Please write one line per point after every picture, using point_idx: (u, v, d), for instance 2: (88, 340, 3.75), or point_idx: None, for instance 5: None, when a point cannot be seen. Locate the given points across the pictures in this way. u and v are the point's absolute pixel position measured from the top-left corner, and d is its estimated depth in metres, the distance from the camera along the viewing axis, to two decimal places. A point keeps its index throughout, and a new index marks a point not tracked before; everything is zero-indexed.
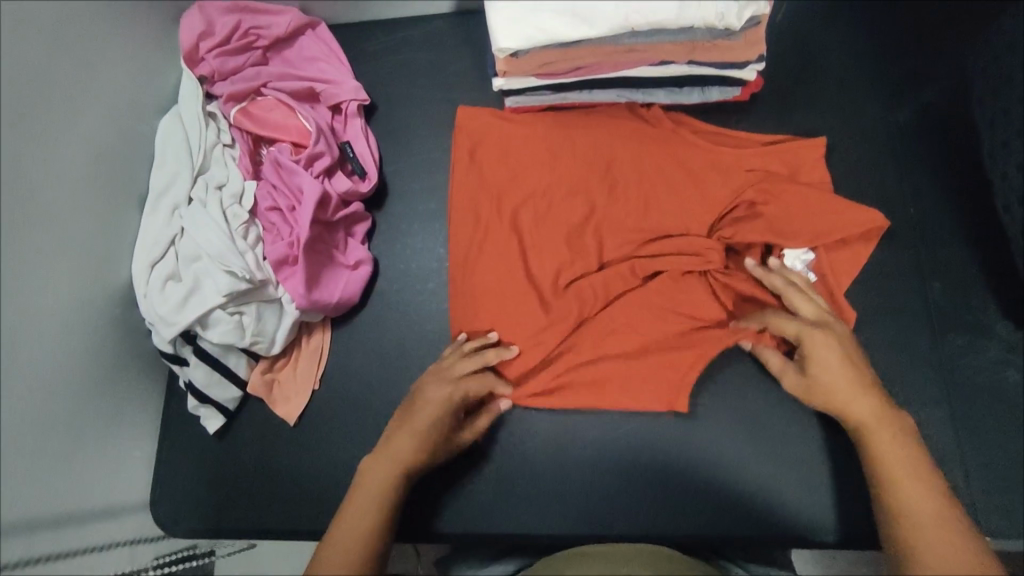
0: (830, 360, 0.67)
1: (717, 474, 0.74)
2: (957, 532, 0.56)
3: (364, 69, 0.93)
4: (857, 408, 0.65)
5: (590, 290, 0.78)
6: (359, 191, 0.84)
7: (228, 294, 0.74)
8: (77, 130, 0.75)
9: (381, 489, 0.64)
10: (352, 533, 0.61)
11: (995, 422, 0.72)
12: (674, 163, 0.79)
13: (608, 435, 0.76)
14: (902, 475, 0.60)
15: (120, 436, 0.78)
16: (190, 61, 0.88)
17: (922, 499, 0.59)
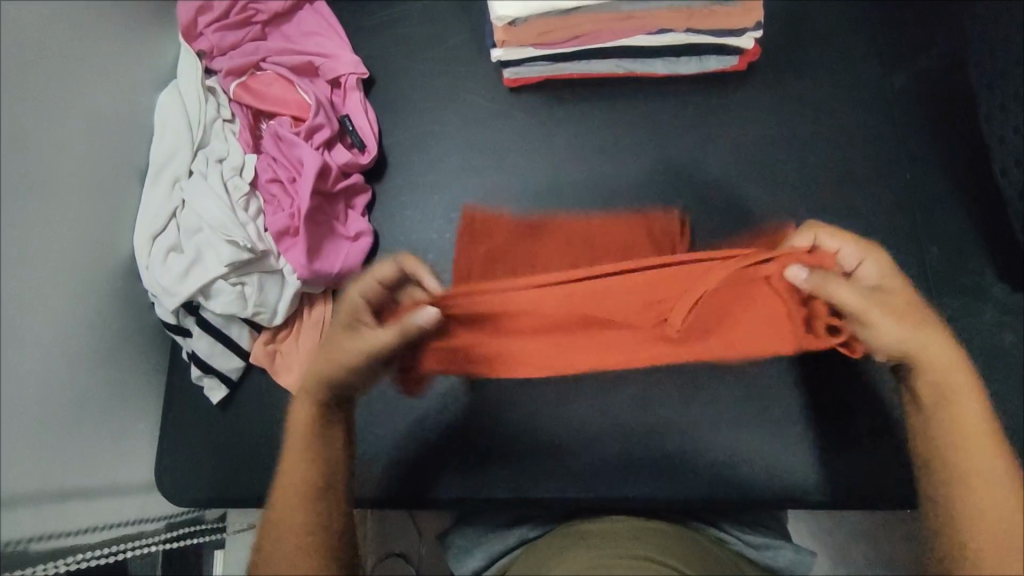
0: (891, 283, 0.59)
1: (718, 438, 0.74)
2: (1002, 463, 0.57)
3: (363, 43, 0.93)
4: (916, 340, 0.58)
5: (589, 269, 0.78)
6: (359, 163, 0.84)
7: (230, 264, 0.75)
8: (76, 102, 0.75)
9: (306, 432, 0.63)
10: (293, 489, 0.61)
11: (991, 382, 0.72)
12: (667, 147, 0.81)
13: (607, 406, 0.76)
14: (955, 406, 0.58)
15: (124, 407, 0.78)
16: (188, 36, 0.89)
17: (976, 431, 0.58)
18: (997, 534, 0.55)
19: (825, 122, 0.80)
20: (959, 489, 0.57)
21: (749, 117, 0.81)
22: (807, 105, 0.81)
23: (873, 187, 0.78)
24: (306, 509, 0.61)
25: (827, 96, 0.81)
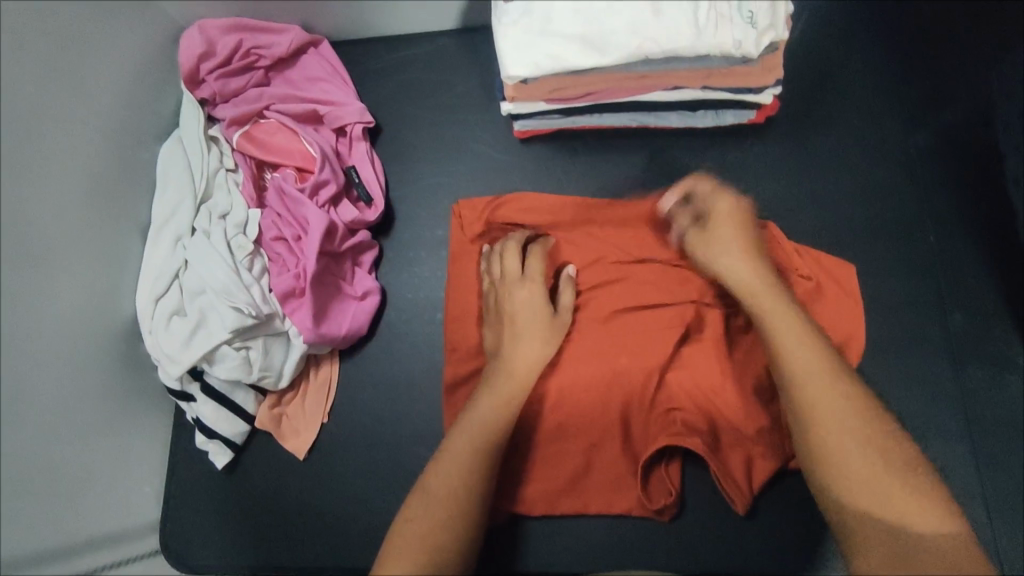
0: (726, 223, 0.71)
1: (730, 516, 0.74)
2: (840, 383, 0.59)
3: (369, 89, 0.91)
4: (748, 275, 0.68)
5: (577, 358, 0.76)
6: (365, 219, 0.82)
7: (235, 330, 0.72)
8: (76, 161, 0.72)
9: (490, 429, 0.66)
10: (441, 488, 0.61)
11: (1017, 458, 0.70)
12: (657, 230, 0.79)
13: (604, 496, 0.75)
14: (791, 343, 0.62)
15: (130, 473, 0.76)
16: (191, 82, 0.86)
17: (810, 358, 0.61)
18: (855, 448, 0.55)
19: (848, 178, 0.78)
20: (811, 415, 0.58)
21: (767, 172, 0.79)
22: (828, 159, 0.78)
23: (895, 249, 0.75)
24: (454, 515, 0.60)
25: (849, 150, 0.79)
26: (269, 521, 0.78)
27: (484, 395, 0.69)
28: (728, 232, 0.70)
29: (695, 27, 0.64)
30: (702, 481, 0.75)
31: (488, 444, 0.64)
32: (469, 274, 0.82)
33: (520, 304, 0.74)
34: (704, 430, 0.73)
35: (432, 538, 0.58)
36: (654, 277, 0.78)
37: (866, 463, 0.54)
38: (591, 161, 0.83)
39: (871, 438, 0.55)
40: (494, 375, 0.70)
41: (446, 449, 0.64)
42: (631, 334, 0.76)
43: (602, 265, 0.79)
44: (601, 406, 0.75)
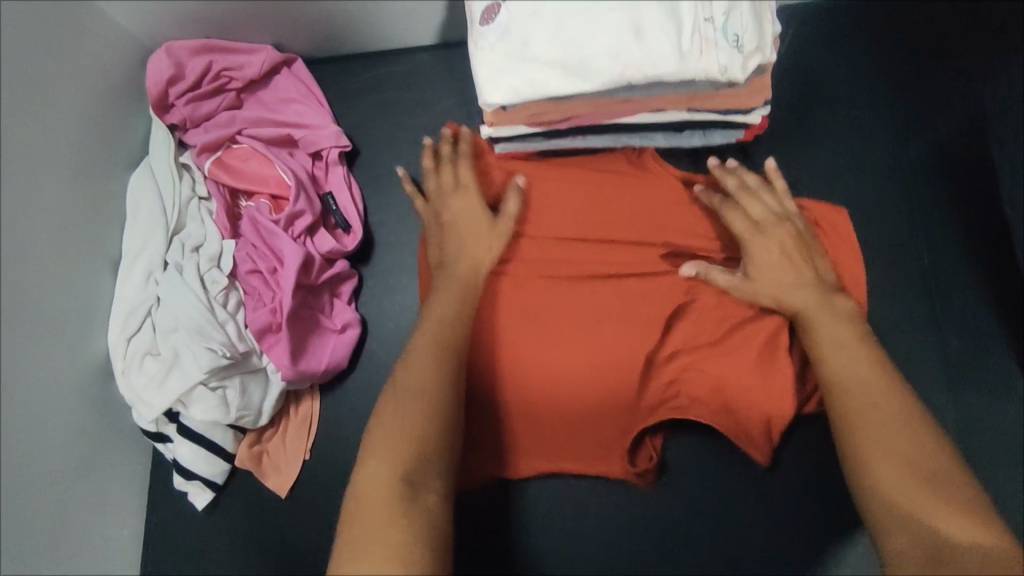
0: (772, 257, 0.69)
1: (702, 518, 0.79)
2: (895, 406, 0.60)
3: (345, 110, 0.88)
4: (804, 303, 0.68)
5: (565, 331, 0.74)
6: (343, 248, 0.79)
7: (210, 371, 0.70)
8: (40, 200, 0.69)
9: (448, 328, 0.67)
10: (417, 402, 0.60)
11: (1015, 488, 0.69)
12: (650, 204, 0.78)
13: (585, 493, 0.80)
14: (850, 374, 0.63)
15: (109, 517, 0.74)
16: (159, 107, 0.83)
17: (864, 384, 0.62)
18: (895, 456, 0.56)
19: (839, 198, 0.76)
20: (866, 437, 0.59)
21: None
22: (817, 179, 0.77)
23: (886, 271, 0.74)
24: (428, 435, 0.59)
25: (840, 169, 0.77)
26: (255, 560, 0.77)
27: (438, 296, 0.69)
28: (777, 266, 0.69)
29: (679, 53, 0.61)
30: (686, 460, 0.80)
31: (446, 352, 0.65)
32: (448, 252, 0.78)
33: (453, 202, 0.75)
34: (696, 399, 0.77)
35: (404, 446, 0.57)
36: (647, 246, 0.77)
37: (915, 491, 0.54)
38: None
39: (911, 448, 0.57)
40: (439, 278, 0.71)
41: (409, 360, 0.64)
42: (624, 309, 0.74)
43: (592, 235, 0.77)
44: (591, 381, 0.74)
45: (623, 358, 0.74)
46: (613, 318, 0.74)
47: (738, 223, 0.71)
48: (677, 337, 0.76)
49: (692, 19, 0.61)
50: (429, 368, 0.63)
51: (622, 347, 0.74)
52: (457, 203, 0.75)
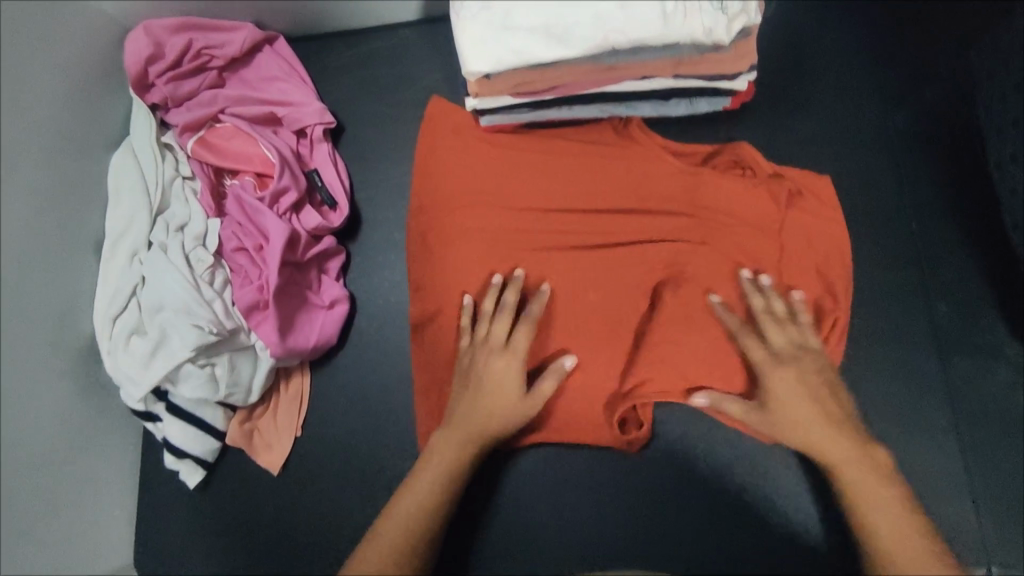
0: (796, 399, 0.66)
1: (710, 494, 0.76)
2: (913, 538, 0.56)
3: (329, 87, 0.87)
4: (810, 433, 0.65)
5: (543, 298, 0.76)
6: (330, 224, 0.79)
7: (197, 348, 0.70)
8: (20, 179, 0.68)
9: (459, 454, 0.69)
10: (409, 508, 0.65)
11: (1001, 448, 0.69)
12: (632, 172, 0.78)
13: (586, 471, 0.77)
14: (869, 502, 0.60)
15: (100, 498, 0.74)
16: (140, 87, 0.82)
17: (885, 512, 0.59)
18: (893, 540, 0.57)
19: (826, 165, 0.76)
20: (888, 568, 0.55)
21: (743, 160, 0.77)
22: (803, 146, 0.77)
23: (874, 236, 0.74)
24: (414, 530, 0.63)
25: (828, 137, 0.76)
26: (251, 537, 0.77)
27: (443, 442, 0.69)
28: (799, 400, 0.66)
29: (663, 15, 0.61)
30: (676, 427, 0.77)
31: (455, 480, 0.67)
32: (437, 227, 0.80)
33: (497, 375, 0.70)
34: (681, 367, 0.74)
35: (394, 550, 0.62)
36: (632, 216, 0.76)
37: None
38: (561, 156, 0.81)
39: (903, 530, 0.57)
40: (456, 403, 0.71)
41: (423, 463, 0.68)
42: (601, 276, 0.76)
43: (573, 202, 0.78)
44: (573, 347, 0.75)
45: (601, 322, 0.75)
46: (591, 285, 0.76)
47: (755, 352, 0.69)
48: (664, 305, 0.75)
49: None
50: (440, 474, 0.67)
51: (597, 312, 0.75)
52: (490, 376, 0.70)
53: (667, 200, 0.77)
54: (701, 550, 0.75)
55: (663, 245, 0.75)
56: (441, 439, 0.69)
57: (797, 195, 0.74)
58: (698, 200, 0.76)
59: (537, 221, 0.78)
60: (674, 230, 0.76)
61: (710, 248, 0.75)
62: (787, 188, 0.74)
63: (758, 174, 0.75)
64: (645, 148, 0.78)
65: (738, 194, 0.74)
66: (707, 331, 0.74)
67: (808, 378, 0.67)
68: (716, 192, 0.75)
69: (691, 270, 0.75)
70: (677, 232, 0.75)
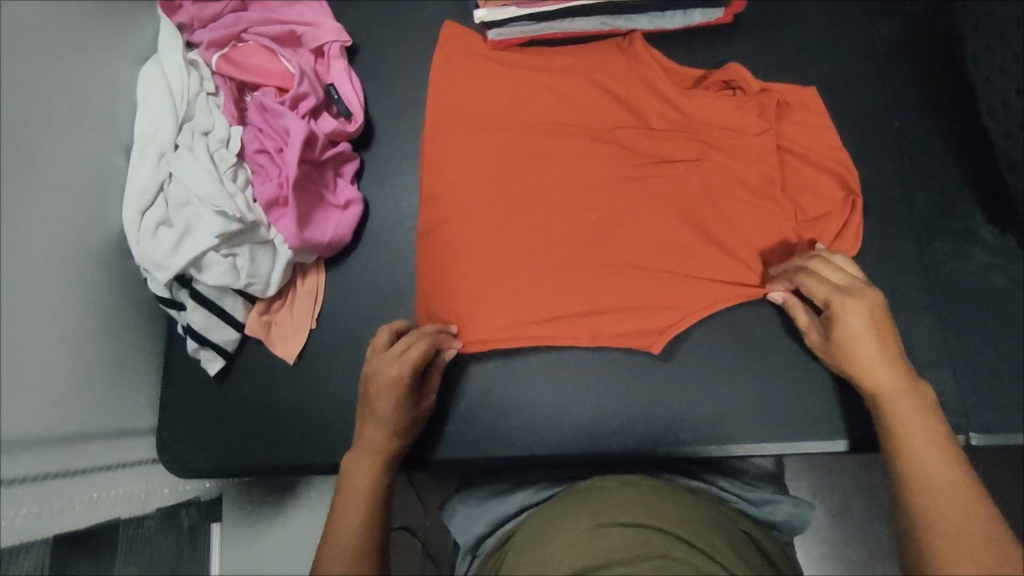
0: (862, 335, 0.63)
1: (720, 392, 0.75)
2: (948, 481, 0.55)
3: (343, 10, 0.92)
4: (890, 381, 0.61)
5: (550, 196, 0.78)
6: (346, 131, 0.83)
7: (221, 235, 0.74)
8: (58, 74, 0.73)
9: (369, 487, 0.65)
10: (348, 534, 0.61)
11: (982, 325, 0.72)
12: (639, 78, 0.80)
13: (594, 368, 0.76)
14: (916, 443, 0.58)
15: (125, 382, 0.78)
16: (169, 10, 0.88)
17: (926, 452, 0.57)
18: (932, 477, 0.56)
19: (814, 70, 0.80)
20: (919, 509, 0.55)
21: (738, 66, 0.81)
22: (793, 53, 0.81)
23: (862, 134, 0.77)
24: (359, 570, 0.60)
25: (818, 45, 0.80)
26: (266, 423, 0.80)
27: (355, 471, 0.66)
28: (863, 337, 0.62)
29: None
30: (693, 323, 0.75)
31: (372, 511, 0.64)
32: (446, 134, 0.81)
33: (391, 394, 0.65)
34: (687, 259, 0.75)
35: None
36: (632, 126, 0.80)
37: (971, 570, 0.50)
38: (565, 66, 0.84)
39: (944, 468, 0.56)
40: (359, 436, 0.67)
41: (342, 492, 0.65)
42: (607, 176, 0.78)
43: (581, 107, 0.80)
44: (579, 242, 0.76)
45: (605, 219, 0.77)
46: (600, 184, 0.78)
47: (817, 288, 0.66)
48: (668, 200, 0.77)
49: None
50: (362, 505, 0.63)
51: (602, 209, 0.77)
52: (382, 394, 0.65)
53: (673, 102, 0.79)
54: (711, 444, 0.73)
55: (660, 157, 0.78)
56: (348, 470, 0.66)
57: (786, 103, 0.78)
58: (691, 113, 0.79)
59: (545, 127, 0.80)
60: (669, 141, 0.78)
61: (714, 147, 0.77)
62: (775, 99, 0.77)
63: (755, 84, 0.79)
64: (642, 65, 0.81)
65: (727, 109, 0.78)
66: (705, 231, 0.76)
67: (875, 312, 0.63)
68: (707, 107, 0.79)
69: (691, 167, 0.77)
70: (682, 131, 0.79)
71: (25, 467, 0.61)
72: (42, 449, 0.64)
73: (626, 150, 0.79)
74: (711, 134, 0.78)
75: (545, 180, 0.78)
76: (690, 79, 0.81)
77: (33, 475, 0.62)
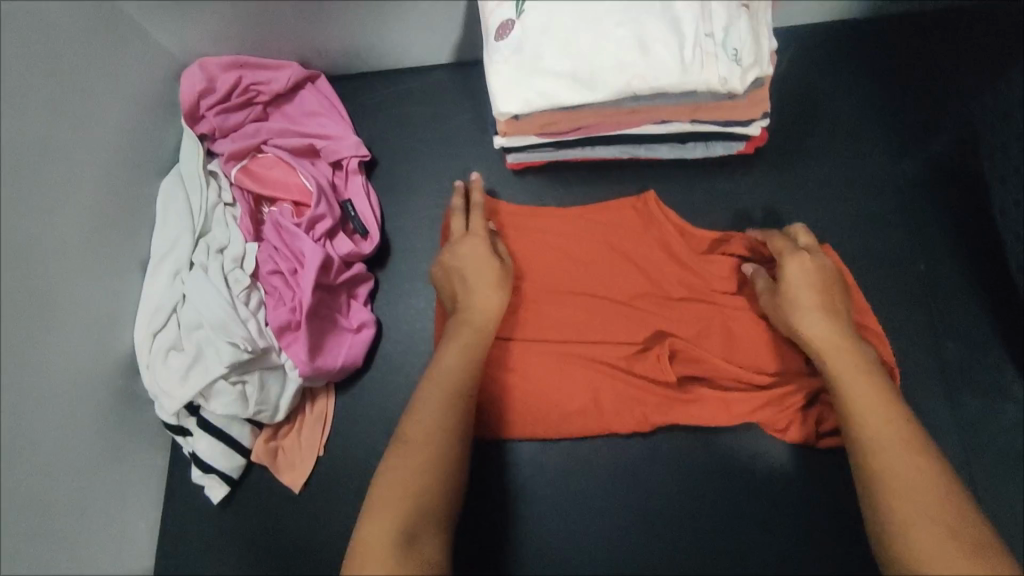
0: (803, 293, 0.69)
1: (737, 539, 0.74)
2: (916, 473, 0.58)
3: (364, 122, 0.92)
4: (828, 335, 0.67)
5: (572, 348, 0.77)
6: (361, 252, 0.83)
7: (231, 364, 0.73)
8: (76, 198, 0.73)
9: (416, 482, 0.60)
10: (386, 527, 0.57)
11: (1003, 484, 0.71)
12: (653, 241, 0.81)
13: (610, 515, 0.75)
14: (876, 443, 0.60)
15: (127, 509, 0.76)
16: (190, 118, 0.86)
17: (867, 407, 0.62)
18: (899, 474, 0.58)
19: (837, 207, 0.79)
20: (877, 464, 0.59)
21: (760, 198, 0.81)
22: (816, 188, 0.80)
23: (885, 280, 0.77)
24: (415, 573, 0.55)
25: (841, 180, 0.80)
26: (270, 554, 0.78)
27: (393, 463, 0.61)
28: (810, 294, 0.69)
29: (681, 65, 0.65)
30: (706, 490, 0.75)
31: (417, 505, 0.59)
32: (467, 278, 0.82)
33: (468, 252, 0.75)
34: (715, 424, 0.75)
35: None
36: (648, 283, 0.80)
37: (923, 514, 0.55)
38: (585, 192, 0.85)
39: (909, 463, 0.58)
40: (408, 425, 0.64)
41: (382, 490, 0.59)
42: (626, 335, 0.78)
43: (598, 265, 0.80)
44: (608, 396, 0.76)
45: (626, 379, 0.76)
46: (620, 345, 0.78)
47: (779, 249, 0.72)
48: (692, 365, 0.76)
49: (695, 33, 0.65)
50: (402, 503, 0.58)
51: (630, 368, 0.77)
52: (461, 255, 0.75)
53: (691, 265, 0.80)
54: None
55: (674, 325, 0.78)
56: (389, 465, 0.61)
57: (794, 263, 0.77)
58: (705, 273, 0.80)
59: (563, 283, 0.80)
60: (682, 307, 0.79)
61: (728, 311, 0.78)
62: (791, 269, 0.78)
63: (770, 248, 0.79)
64: (657, 226, 0.81)
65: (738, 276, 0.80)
66: (716, 395, 0.75)
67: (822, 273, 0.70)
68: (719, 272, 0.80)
69: (709, 330, 0.78)
70: (694, 296, 0.79)
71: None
72: None
73: (644, 312, 0.78)
74: (728, 301, 0.79)
75: (567, 329, 0.78)
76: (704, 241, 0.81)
77: None
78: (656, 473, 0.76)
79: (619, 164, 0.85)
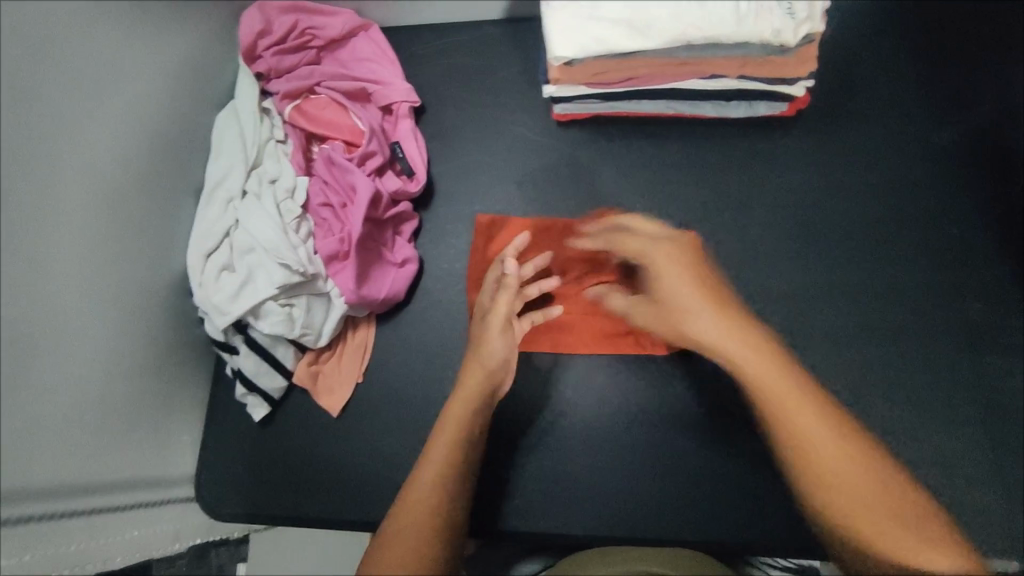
0: (680, 286, 0.69)
1: (757, 483, 0.76)
2: (862, 472, 0.59)
3: (415, 70, 0.95)
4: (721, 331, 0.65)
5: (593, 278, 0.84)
6: (408, 191, 0.86)
7: (281, 286, 0.76)
8: (141, 118, 0.76)
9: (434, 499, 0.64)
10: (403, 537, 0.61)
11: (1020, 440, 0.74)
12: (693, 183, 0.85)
13: (636, 452, 0.78)
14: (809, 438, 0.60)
15: (170, 422, 0.79)
16: (247, 58, 0.89)
17: (795, 400, 0.62)
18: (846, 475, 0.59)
19: (872, 174, 0.83)
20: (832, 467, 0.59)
21: (799, 161, 0.84)
22: (852, 153, 0.83)
23: (914, 242, 0.80)
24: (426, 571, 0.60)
25: (877, 147, 0.83)
26: (305, 473, 0.81)
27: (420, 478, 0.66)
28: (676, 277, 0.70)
29: (736, 15, 0.68)
30: (732, 434, 0.78)
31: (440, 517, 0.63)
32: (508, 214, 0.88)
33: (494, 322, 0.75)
34: None
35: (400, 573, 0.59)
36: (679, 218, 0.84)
37: (880, 516, 0.57)
38: (628, 146, 0.87)
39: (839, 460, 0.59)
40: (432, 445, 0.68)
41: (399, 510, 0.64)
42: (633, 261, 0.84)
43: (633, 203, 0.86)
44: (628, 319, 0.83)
45: None
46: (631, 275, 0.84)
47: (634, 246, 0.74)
48: None
49: None
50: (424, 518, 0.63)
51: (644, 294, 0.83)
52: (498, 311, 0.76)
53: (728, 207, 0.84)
54: (742, 532, 0.75)
55: None
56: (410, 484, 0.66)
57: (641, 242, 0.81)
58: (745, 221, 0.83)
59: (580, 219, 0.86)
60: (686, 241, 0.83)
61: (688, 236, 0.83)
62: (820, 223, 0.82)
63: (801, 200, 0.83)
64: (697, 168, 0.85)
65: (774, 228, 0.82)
66: None
67: (683, 262, 0.71)
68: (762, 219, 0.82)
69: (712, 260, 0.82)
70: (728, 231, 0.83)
71: (44, 508, 0.59)
72: (67, 491, 0.63)
73: None
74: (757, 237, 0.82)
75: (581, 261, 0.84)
76: (741, 197, 0.84)
77: (60, 510, 0.61)
78: (682, 408, 0.79)
79: (662, 121, 0.87)
